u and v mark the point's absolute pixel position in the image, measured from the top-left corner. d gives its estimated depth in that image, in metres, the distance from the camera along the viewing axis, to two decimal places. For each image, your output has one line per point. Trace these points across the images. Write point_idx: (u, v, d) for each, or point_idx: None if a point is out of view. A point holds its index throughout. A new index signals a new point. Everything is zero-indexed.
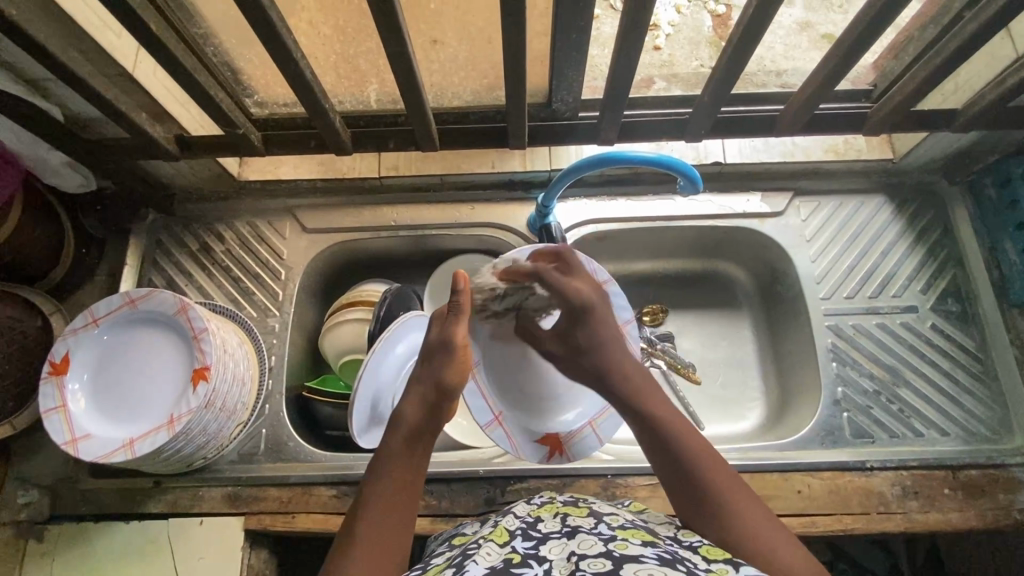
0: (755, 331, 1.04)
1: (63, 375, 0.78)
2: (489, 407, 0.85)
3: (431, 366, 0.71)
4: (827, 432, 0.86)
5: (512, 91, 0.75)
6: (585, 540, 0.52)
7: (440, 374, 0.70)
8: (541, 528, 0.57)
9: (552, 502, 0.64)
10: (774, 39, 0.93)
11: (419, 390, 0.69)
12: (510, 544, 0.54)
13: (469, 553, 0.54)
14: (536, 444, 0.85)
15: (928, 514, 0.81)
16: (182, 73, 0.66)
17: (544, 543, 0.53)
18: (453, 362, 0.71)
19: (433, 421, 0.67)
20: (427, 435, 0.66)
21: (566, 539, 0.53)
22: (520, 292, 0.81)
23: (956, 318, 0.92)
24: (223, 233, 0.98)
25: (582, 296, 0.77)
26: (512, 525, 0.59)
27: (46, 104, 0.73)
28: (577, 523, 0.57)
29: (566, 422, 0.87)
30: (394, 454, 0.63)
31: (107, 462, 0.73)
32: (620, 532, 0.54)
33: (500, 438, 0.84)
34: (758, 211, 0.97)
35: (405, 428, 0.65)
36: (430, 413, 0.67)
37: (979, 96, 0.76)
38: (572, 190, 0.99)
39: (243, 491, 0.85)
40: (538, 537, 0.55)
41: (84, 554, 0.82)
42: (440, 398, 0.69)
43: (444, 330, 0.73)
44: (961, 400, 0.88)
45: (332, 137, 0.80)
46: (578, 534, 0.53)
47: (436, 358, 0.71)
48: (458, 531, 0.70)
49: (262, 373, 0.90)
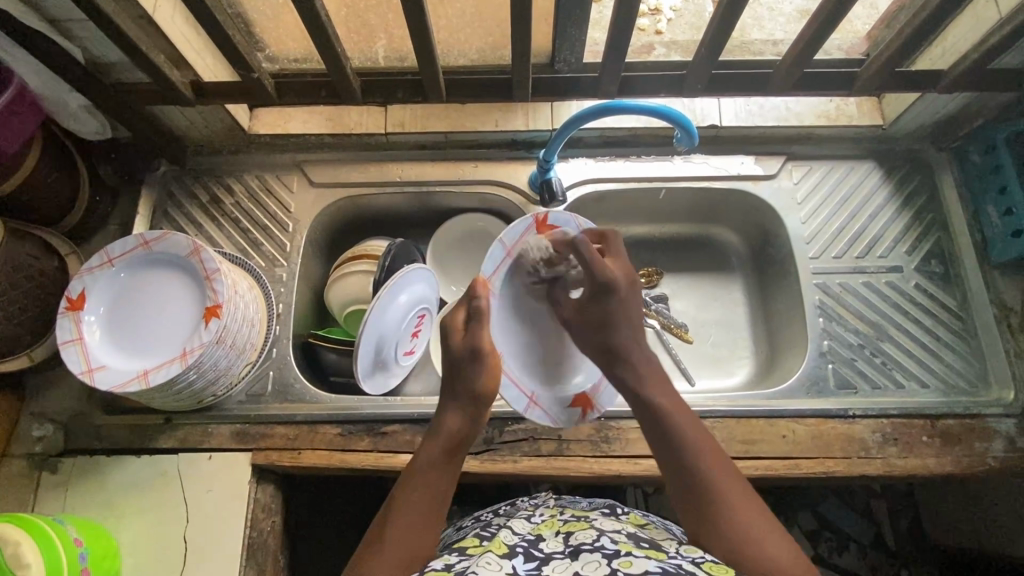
0: (747, 293, 1.08)
1: (79, 311, 0.80)
2: (522, 392, 0.83)
3: (460, 377, 0.71)
4: (813, 382, 0.90)
5: (518, 46, 0.78)
6: (590, 560, 0.58)
7: (474, 383, 0.71)
8: (542, 547, 0.63)
9: (553, 520, 0.71)
10: (773, 26, 0.96)
11: (456, 403, 0.71)
12: (513, 562, 0.59)
13: (473, 560, 0.60)
14: (571, 406, 0.85)
15: (906, 459, 0.84)
16: (203, 11, 0.69)
17: (546, 563, 0.59)
18: (484, 368, 0.71)
19: (471, 431, 0.69)
20: (463, 448, 0.68)
21: (570, 559, 0.59)
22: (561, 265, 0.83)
23: (939, 279, 0.95)
24: (233, 185, 1.01)
25: (610, 275, 0.75)
26: (513, 540, 0.65)
27: (68, 44, 0.76)
28: (579, 541, 0.63)
29: (582, 381, 0.87)
30: (435, 457, 0.66)
31: (123, 391, 0.76)
32: (623, 548, 0.59)
33: (540, 417, 0.83)
34: (752, 173, 1.00)
35: (445, 438, 0.68)
36: (472, 424, 0.69)
37: (964, 56, 0.79)
38: (572, 151, 1.02)
39: (251, 429, 0.88)
40: (540, 557, 0.60)
41: (97, 485, 0.86)
42: (479, 406, 0.70)
43: (466, 338, 0.73)
44: (941, 355, 0.91)
45: (343, 86, 0.83)
46: (581, 553, 0.59)
47: (466, 366, 0.72)
48: (458, 537, 0.74)
49: (271, 318, 0.94)
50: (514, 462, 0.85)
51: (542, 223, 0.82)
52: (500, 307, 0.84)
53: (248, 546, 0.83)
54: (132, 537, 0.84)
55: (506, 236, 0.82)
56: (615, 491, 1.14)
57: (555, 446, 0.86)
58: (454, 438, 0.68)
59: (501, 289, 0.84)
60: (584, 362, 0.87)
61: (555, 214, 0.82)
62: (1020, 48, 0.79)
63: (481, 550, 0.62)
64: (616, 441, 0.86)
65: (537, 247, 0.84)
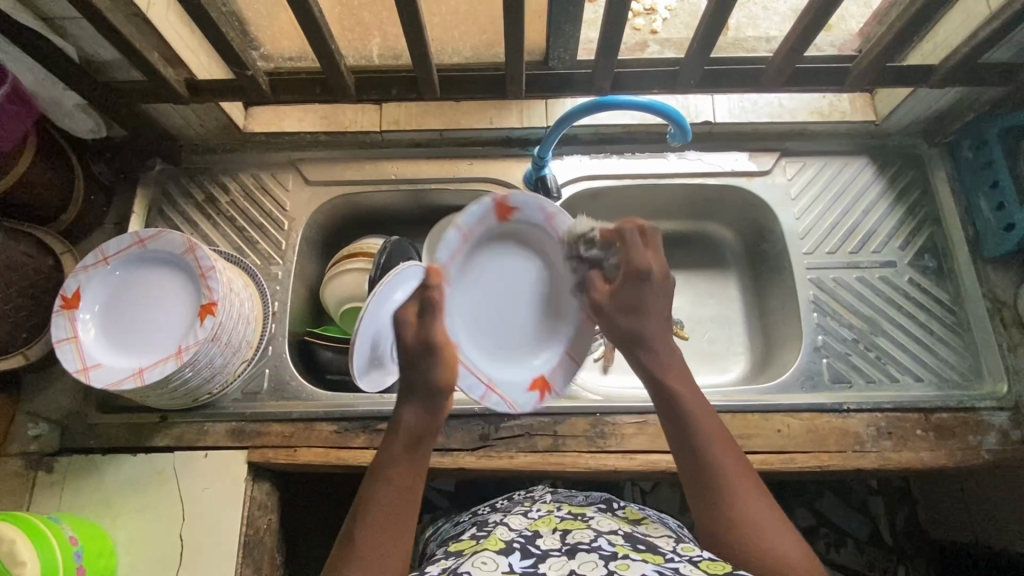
0: (741, 289, 1.08)
1: (74, 309, 0.80)
2: (480, 378, 0.79)
3: (414, 371, 0.67)
4: (807, 376, 0.91)
5: (511, 43, 0.78)
6: (586, 560, 0.58)
7: (432, 376, 0.67)
8: (539, 544, 0.63)
9: (549, 515, 0.71)
10: (767, 25, 0.96)
11: (411, 394, 0.67)
12: (510, 559, 0.59)
13: (468, 559, 0.60)
14: (528, 392, 0.83)
15: (900, 453, 0.85)
16: (197, 10, 0.70)
17: (544, 560, 0.59)
18: (437, 361, 0.66)
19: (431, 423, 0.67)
20: (426, 440, 0.66)
21: (567, 556, 0.59)
22: (602, 251, 0.77)
23: (932, 273, 0.96)
24: (228, 184, 1.01)
25: (649, 265, 0.69)
26: (509, 536, 0.65)
27: (62, 43, 0.76)
28: (576, 539, 0.63)
29: (546, 361, 0.85)
30: (400, 453, 0.65)
31: (117, 389, 0.76)
32: (619, 549, 0.60)
33: (497, 403, 0.80)
34: (746, 169, 1.00)
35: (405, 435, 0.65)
36: (430, 416, 0.67)
37: (954, 52, 0.80)
38: (567, 148, 1.02)
39: (248, 426, 0.88)
40: (537, 554, 0.60)
41: (93, 484, 0.86)
42: (434, 400, 0.67)
43: (420, 334, 0.66)
44: (935, 348, 0.92)
45: (337, 84, 0.84)
46: (578, 553, 0.59)
47: (421, 362, 0.67)
48: (456, 534, 0.74)
49: (267, 316, 0.94)
50: (510, 458, 0.85)
51: (500, 203, 0.79)
52: (458, 292, 0.80)
53: (245, 543, 0.83)
54: (129, 536, 0.84)
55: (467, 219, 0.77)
56: (613, 487, 1.15)
57: (550, 441, 0.86)
58: (413, 433, 0.66)
59: (457, 275, 0.79)
60: (543, 344, 0.85)
61: (513, 196, 0.79)
62: (1008, 43, 0.80)
63: (477, 547, 0.62)
64: (612, 437, 0.86)
65: (497, 230, 0.82)
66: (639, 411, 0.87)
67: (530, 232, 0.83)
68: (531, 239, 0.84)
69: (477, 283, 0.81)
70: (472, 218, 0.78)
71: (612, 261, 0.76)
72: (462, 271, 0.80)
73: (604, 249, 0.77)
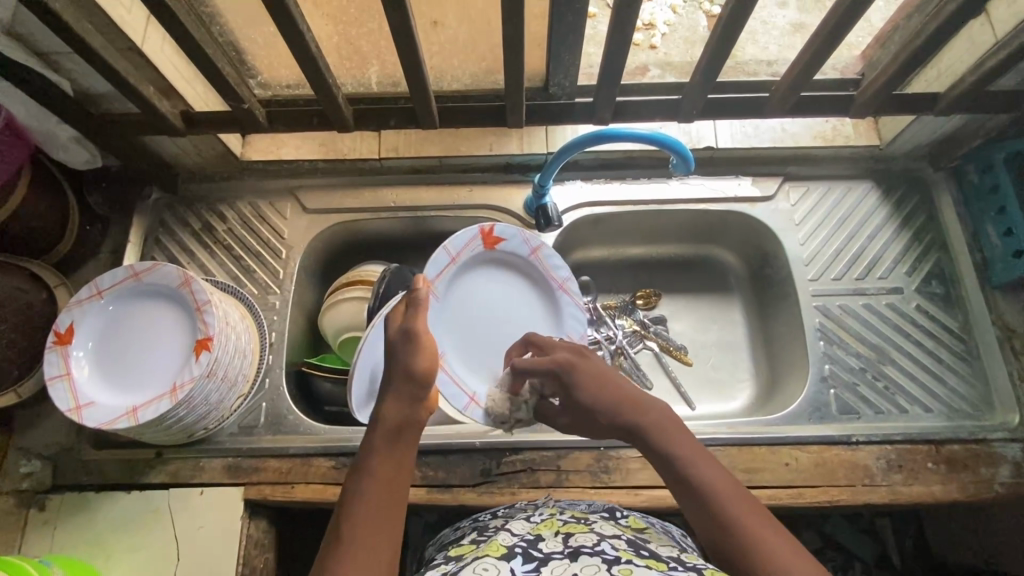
0: (746, 314, 1.07)
1: (67, 345, 0.79)
2: (462, 391, 0.84)
3: (397, 358, 0.66)
4: (814, 408, 0.89)
5: (511, 72, 0.77)
6: (589, 564, 0.54)
7: (411, 361, 0.64)
8: (541, 548, 0.59)
9: (553, 518, 0.67)
10: (768, 40, 0.95)
11: (392, 383, 0.64)
12: (509, 564, 0.55)
13: (466, 567, 0.56)
14: None
15: (912, 487, 0.83)
16: (193, 46, 0.68)
17: (545, 563, 0.55)
18: (419, 348, 0.65)
19: (417, 413, 0.62)
20: (412, 429, 0.61)
21: (568, 560, 0.55)
22: (526, 395, 0.78)
23: (940, 300, 0.94)
24: (225, 212, 1.00)
25: (556, 359, 0.71)
26: (512, 542, 0.61)
27: (56, 76, 0.75)
28: (579, 542, 0.59)
29: None
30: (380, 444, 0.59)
31: (110, 429, 0.75)
32: (624, 554, 0.56)
33: (479, 415, 0.84)
34: (749, 195, 0.99)
35: (386, 424, 0.61)
36: (412, 405, 0.62)
37: (960, 80, 0.79)
38: (568, 173, 1.01)
39: (244, 462, 0.86)
40: (539, 557, 0.56)
41: (85, 523, 0.84)
42: (416, 386, 0.63)
43: (405, 321, 0.68)
44: (945, 378, 0.90)
45: (335, 114, 0.83)
46: (580, 556, 0.55)
47: (400, 349, 0.66)
48: (456, 540, 0.70)
49: (263, 348, 0.92)
50: (512, 494, 0.83)
51: (488, 233, 0.87)
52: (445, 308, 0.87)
53: None
54: None
55: (456, 243, 0.85)
56: None
57: (553, 477, 0.84)
58: (394, 422, 0.61)
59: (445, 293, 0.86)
60: None
61: (501, 227, 0.88)
62: (1016, 71, 0.79)
63: (477, 554, 0.58)
64: (616, 472, 0.84)
65: (482, 254, 0.89)
66: None
67: (517, 259, 0.91)
68: (514, 265, 0.92)
69: (465, 300, 0.89)
70: (460, 241, 0.85)
71: (536, 397, 0.77)
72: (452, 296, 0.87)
73: (527, 399, 0.78)
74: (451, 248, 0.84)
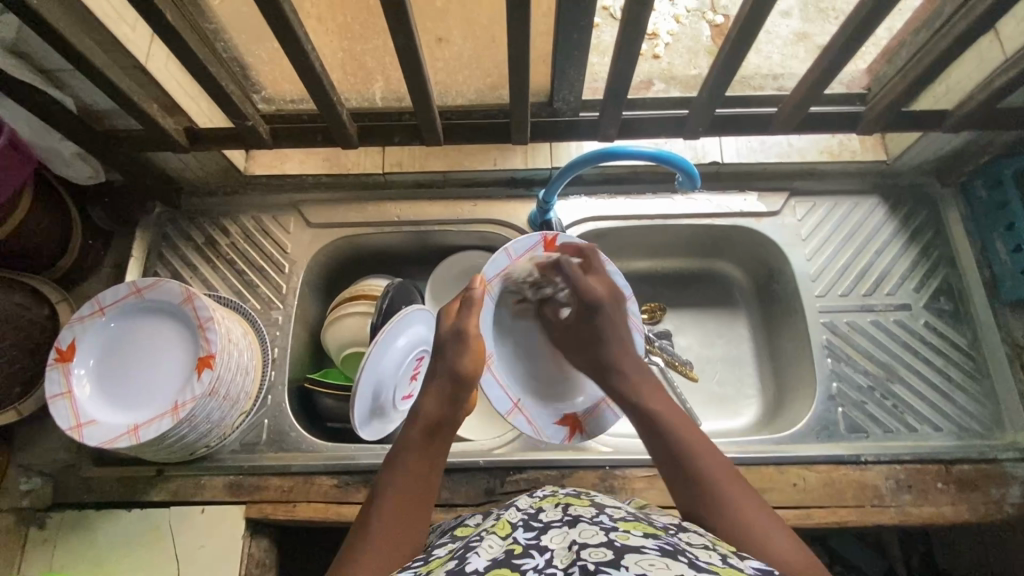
0: (752, 330, 1.06)
1: (69, 362, 0.78)
2: (506, 396, 0.81)
3: (442, 360, 0.71)
4: (822, 426, 0.88)
5: (516, 88, 0.76)
6: (588, 529, 0.52)
7: (455, 364, 0.70)
8: (542, 517, 0.57)
9: (555, 492, 0.63)
10: (770, 49, 0.95)
11: (435, 381, 0.70)
12: (511, 538, 0.53)
13: (471, 546, 0.54)
14: (557, 425, 0.84)
15: (921, 507, 0.82)
16: (196, 64, 0.68)
17: (545, 533, 0.53)
18: (466, 351, 0.71)
19: (452, 413, 0.68)
20: (445, 427, 0.67)
21: (568, 527, 0.53)
22: (546, 286, 0.87)
23: (948, 316, 0.93)
24: (228, 227, 1.00)
25: (595, 294, 0.81)
26: (514, 517, 0.58)
27: (59, 93, 0.75)
28: (579, 512, 0.56)
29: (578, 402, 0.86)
30: (415, 440, 0.65)
31: (112, 447, 0.74)
32: (622, 523, 0.53)
33: (521, 424, 0.81)
34: (755, 210, 0.98)
35: (423, 421, 0.66)
36: (449, 405, 0.68)
37: (970, 96, 0.78)
38: (572, 189, 1.01)
39: (245, 480, 0.86)
40: (539, 527, 0.55)
41: (85, 541, 0.83)
42: (456, 388, 0.69)
43: (459, 320, 0.73)
44: (954, 396, 0.89)
45: (339, 131, 0.82)
46: (579, 523, 0.53)
47: (450, 349, 0.72)
48: (457, 522, 0.69)
49: (266, 363, 0.92)
50: None
51: (551, 241, 0.83)
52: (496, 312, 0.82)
53: None
54: None
55: (517, 247, 0.81)
56: None
57: None
58: (431, 420, 0.66)
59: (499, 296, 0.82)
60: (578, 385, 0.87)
61: (564, 237, 0.84)
62: None
63: (482, 534, 0.56)
64: (621, 491, 0.83)
65: (543, 264, 0.84)
66: (650, 464, 0.84)
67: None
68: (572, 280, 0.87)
69: None
70: (522, 246, 0.82)
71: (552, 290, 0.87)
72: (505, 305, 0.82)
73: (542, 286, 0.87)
74: (511, 251, 0.81)
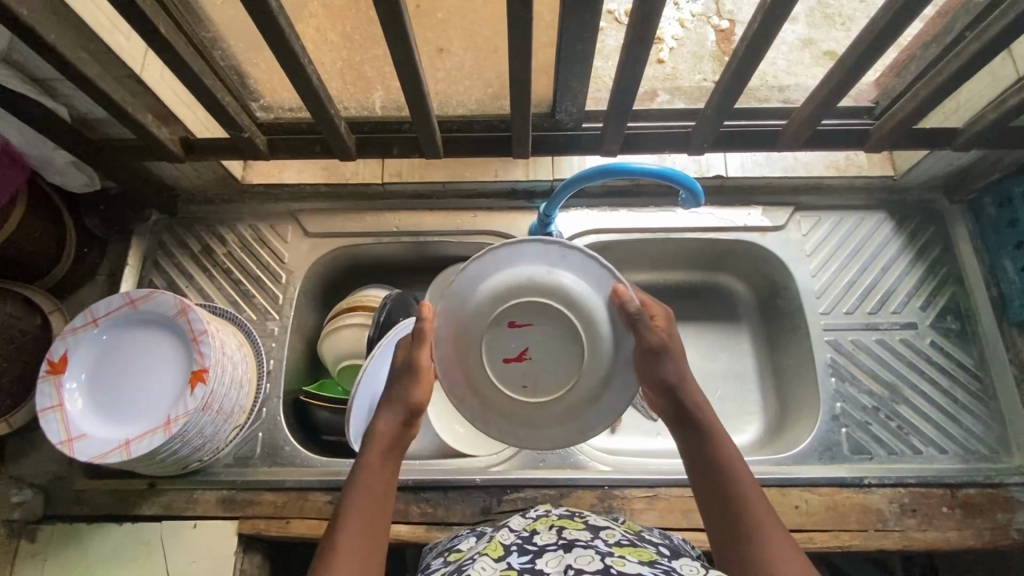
0: (755, 344, 1.04)
1: (61, 374, 0.77)
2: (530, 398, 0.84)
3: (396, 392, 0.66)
4: (825, 447, 0.86)
5: (517, 100, 0.74)
6: (583, 554, 0.50)
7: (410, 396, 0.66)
8: (536, 540, 0.55)
9: (548, 514, 0.62)
10: (777, 56, 0.94)
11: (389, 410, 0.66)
12: (503, 561, 0.52)
13: (464, 568, 0.52)
14: None
15: (925, 532, 0.81)
16: (191, 76, 0.67)
17: (541, 556, 0.52)
18: (417, 382, 0.66)
19: (405, 438, 0.66)
20: (399, 451, 0.65)
21: (563, 552, 0.52)
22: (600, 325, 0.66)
23: (955, 336, 0.92)
24: (225, 235, 0.98)
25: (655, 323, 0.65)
26: (507, 539, 0.57)
27: (53, 103, 0.74)
28: (574, 536, 0.55)
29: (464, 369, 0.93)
30: (374, 464, 0.62)
31: (102, 462, 0.73)
32: (617, 549, 0.52)
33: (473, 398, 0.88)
34: (759, 224, 0.97)
35: (382, 445, 0.64)
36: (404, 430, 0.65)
37: (982, 114, 0.77)
38: (575, 200, 0.99)
39: (238, 495, 0.85)
40: (535, 550, 0.53)
41: (74, 556, 0.82)
42: (410, 416, 0.66)
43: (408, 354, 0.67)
44: (961, 418, 0.88)
45: (337, 142, 0.81)
46: (574, 547, 0.52)
47: (400, 384, 0.67)
48: (448, 544, 0.67)
49: (261, 375, 0.90)
50: None
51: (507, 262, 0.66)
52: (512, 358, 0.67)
53: None
54: None
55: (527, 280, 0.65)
56: None
57: None
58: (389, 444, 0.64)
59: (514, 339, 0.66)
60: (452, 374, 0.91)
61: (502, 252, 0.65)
62: None
63: (474, 555, 0.54)
64: (620, 511, 0.82)
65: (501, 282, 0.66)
66: (649, 484, 0.83)
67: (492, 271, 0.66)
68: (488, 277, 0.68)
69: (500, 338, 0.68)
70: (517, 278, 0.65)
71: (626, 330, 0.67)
72: (520, 366, 0.66)
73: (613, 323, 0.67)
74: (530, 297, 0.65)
